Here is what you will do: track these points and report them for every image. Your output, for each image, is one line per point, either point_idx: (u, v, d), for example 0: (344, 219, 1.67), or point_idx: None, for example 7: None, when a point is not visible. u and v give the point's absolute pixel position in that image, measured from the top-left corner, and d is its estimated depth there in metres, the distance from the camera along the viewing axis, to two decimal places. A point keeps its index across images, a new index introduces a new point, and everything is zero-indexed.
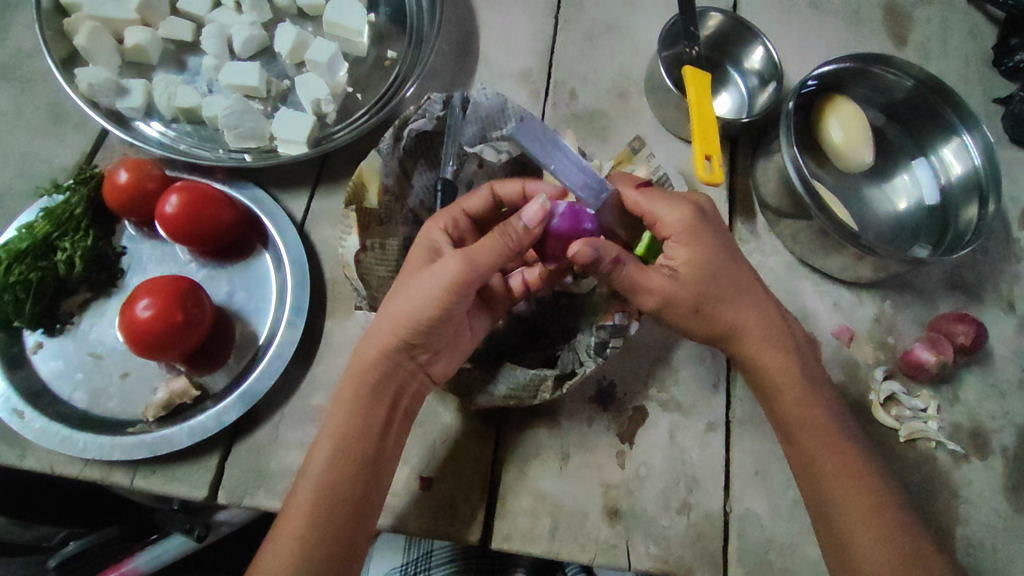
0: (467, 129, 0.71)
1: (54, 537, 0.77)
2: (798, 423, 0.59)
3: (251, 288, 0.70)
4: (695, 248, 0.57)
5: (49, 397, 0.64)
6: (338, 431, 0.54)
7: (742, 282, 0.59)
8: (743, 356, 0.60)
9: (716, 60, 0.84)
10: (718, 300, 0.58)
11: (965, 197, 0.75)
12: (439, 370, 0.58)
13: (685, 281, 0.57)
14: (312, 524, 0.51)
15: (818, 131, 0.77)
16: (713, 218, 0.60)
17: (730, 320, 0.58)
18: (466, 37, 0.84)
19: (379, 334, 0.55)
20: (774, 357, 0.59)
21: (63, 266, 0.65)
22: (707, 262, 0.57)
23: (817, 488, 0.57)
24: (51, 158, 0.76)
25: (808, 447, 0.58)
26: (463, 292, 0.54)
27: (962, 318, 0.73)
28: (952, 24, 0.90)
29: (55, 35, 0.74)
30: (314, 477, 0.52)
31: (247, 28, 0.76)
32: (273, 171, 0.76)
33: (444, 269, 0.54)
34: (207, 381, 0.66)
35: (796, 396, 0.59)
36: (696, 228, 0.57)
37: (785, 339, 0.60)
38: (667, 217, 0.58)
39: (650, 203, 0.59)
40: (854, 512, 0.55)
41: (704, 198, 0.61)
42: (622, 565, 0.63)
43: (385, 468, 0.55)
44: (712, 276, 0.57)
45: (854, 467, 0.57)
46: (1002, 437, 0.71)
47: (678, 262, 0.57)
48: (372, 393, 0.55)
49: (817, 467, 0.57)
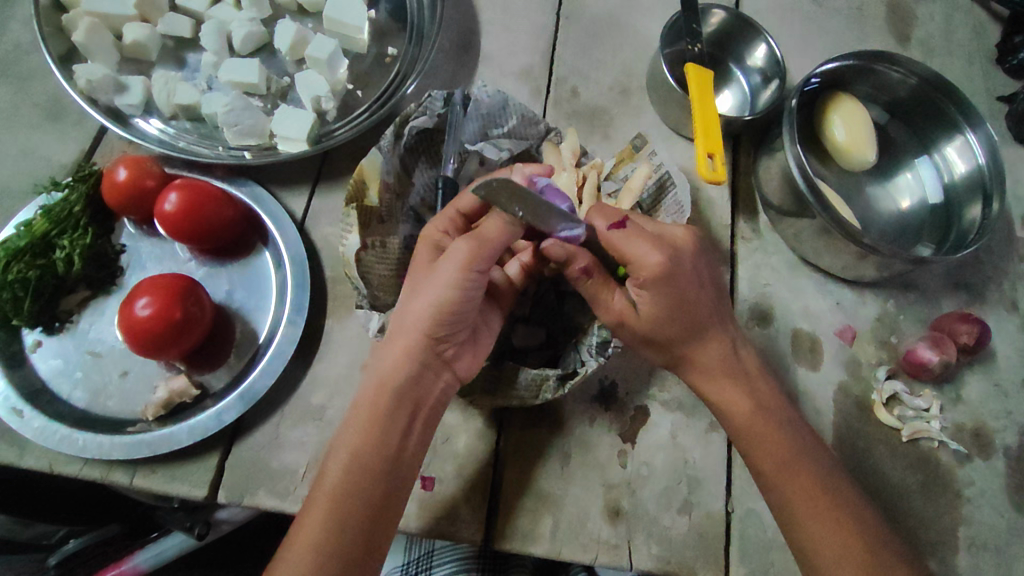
0: (469, 127, 0.71)
1: (54, 534, 0.76)
2: (758, 451, 0.57)
3: (251, 287, 0.70)
4: (657, 295, 0.54)
5: (49, 396, 0.64)
6: (357, 439, 0.53)
7: (700, 325, 0.57)
8: (698, 387, 0.59)
9: (719, 57, 0.83)
10: (674, 340, 0.57)
11: (969, 195, 0.74)
12: (464, 367, 0.59)
13: (642, 321, 0.56)
14: (331, 532, 0.50)
15: (822, 128, 0.77)
16: (690, 261, 0.56)
17: (682, 355, 0.58)
18: (467, 34, 0.84)
19: (403, 332, 0.55)
20: (734, 394, 0.58)
21: (61, 264, 0.64)
22: (665, 307, 0.55)
23: (786, 514, 0.56)
24: (50, 156, 0.75)
25: (771, 472, 0.57)
26: (481, 274, 0.55)
27: (965, 317, 0.73)
28: (956, 21, 0.90)
29: (52, 31, 0.73)
30: (330, 487, 0.51)
31: (246, 25, 0.75)
32: (272, 168, 0.75)
33: (458, 252, 0.55)
34: (207, 380, 0.66)
35: (751, 424, 0.57)
36: (665, 276, 0.54)
37: (737, 371, 0.58)
38: (640, 260, 0.54)
39: (621, 243, 0.55)
40: (821, 537, 0.55)
41: (684, 236, 0.57)
42: (623, 565, 0.63)
43: (404, 474, 0.55)
44: (668, 322, 0.55)
45: (821, 486, 0.56)
46: (1004, 437, 0.71)
47: (641, 301, 0.56)
48: (398, 392, 0.55)
49: (785, 488, 0.56)
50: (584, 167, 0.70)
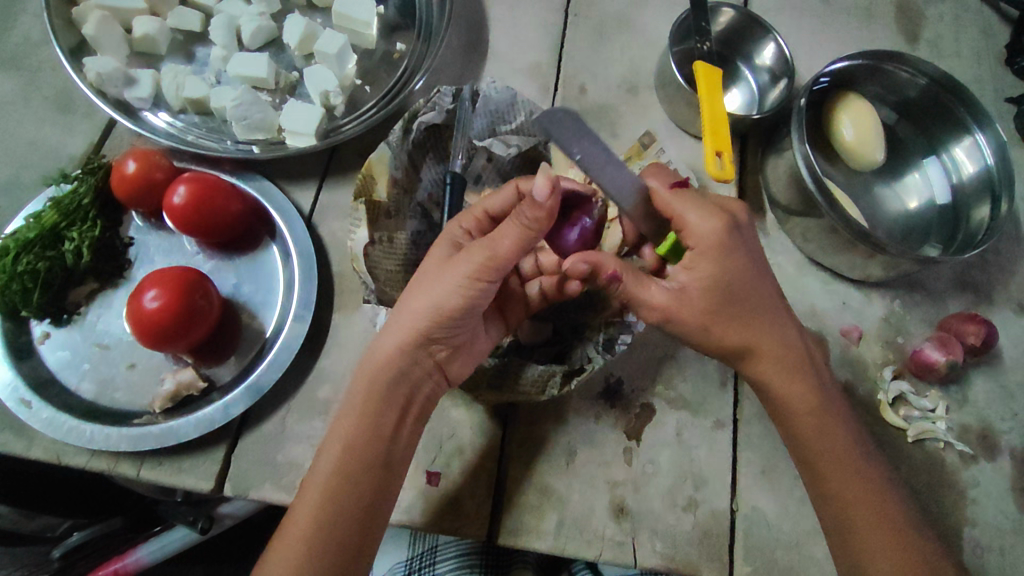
0: (477, 122, 0.71)
1: (58, 527, 0.77)
2: (818, 445, 0.58)
3: (258, 281, 0.70)
4: (714, 264, 0.54)
5: (57, 387, 0.64)
6: (349, 434, 0.54)
7: (767, 305, 0.57)
8: (758, 379, 0.59)
9: (726, 55, 0.83)
10: (732, 318, 0.56)
11: (977, 196, 0.74)
12: (455, 372, 0.58)
13: (697, 298, 0.55)
14: (317, 528, 0.51)
15: (830, 128, 0.77)
16: (746, 233, 0.56)
17: (749, 338, 0.57)
18: (475, 30, 0.84)
19: (400, 328, 0.55)
20: (796, 385, 0.58)
21: (70, 256, 0.64)
22: (721, 282, 0.54)
23: (835, 508, 0.57)
24: (59, 148, 0.75)
25: (823, 463, 0.58)
26: (488, 284, 0.54)
27: (973, 319, 0.73)
28: (964, 22, 0.89)
29: (62, 24, 0.74)
30: (324, 481, 0.52)
31: (255, 19, 0.75)
32: (281, 164, 0.75)
33: (473, 256, 0.54)
34: (215, 373, 0.66)
35: (813, 412, 0.58)
36: (725, 244, 0.54)
37: (800, 361, 0.58)
38: (697, 227, 0.54)
39: (682, 209, 0.54)
40: (867, 528, 0.55)
41: (736, 207, 0.58)
42: (628, 562, 0.63)
43: (393, 471, 0.55)
44: (728, 295, 0.55)
45: (864, 485, 0.57)
46: (1011, 439, 0.71)
47: (693, 278, 0.55)
48: (389, 391, 0.55)
49: (832, 483, 0.57)
50: None
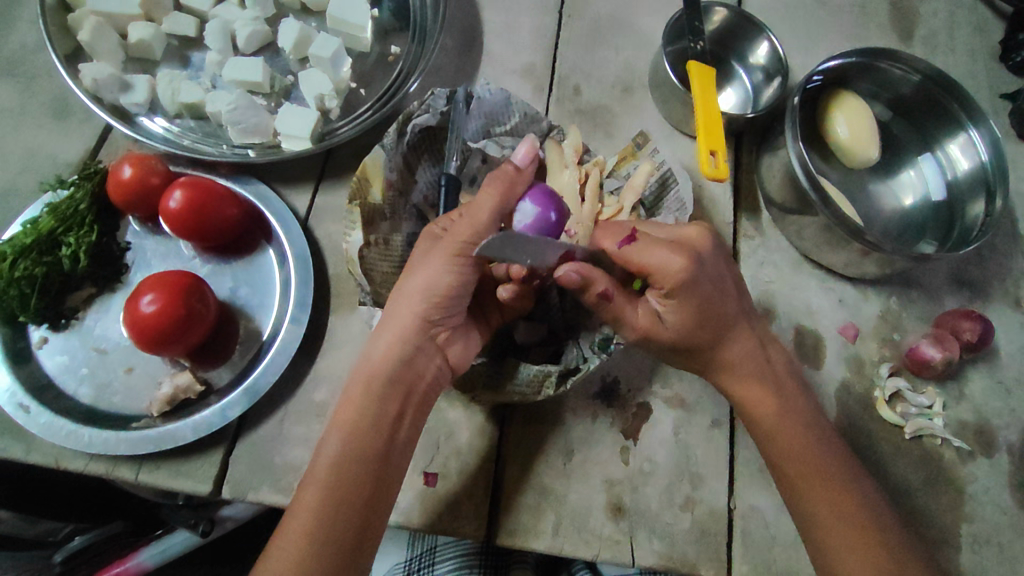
0: (471, 124, 0.71)
1: (59, 531, 0.76)
2: (783, 448, 0.58)
3: (255, 284, 0.70)
4: (685, 302, 0.54)
5: (54, 392, 0.64)
6: (348, 428, 0.53)
7: (732, 323, 0.57)
8: (726, 388, 0.60)
9: (720, 55, 0.83)
10: (705, 345, 0.57)
11: (972, 192, 0.74)
12: (457, 354, 0.59)
13: (671, 327, 0.57)
14: (320, 525, 0.50)
15: (825, 126, 0.77)
16: (710, 263, 0.56)
17: (716, 357, 0.58)
18: (469, 32, 0.84)
19: (397, 317, 0.56)
20: (762, 394, 0.59)
21: (67, 261, 0.65)
22: (693, 316, 0.55)
23: (807, 511, 0.57)
24: (57, 155, 0.76)
25: (789, 467, 0.58)
26: (473, 258, 0.55)
27: (968, 314, 0.73)
28: (958, 19, 0.89)
29: (58, 31, 0.74)
30: (319, 480, 0.52)
31: (250, 24, 0.76)
32: (277, 168, 0.76)
33: (456, 233, 0.55)
34: (212, 376, 0.66)
35: (774, 421, 0.59)
36: (690, 282, 0.53)
37: (763, 370, 0.59)
38: (663, 269, 0.53)
39: (639, 255, 0.54)
40: (841, 531, 0.55)
41: (697, 236, 0.56)
42: (626, 561, 0.63)
43: (396, 461, 0.55)
44: (699, 326, 0.56)
45: (838, 488, 0.57)
46: (1008, 434, 0.71)
47: (666, 310, 0.56)
48: (390, 380, 0.55)
49: (803, 487, 0.57)
50: (587, 165, 0.70)
